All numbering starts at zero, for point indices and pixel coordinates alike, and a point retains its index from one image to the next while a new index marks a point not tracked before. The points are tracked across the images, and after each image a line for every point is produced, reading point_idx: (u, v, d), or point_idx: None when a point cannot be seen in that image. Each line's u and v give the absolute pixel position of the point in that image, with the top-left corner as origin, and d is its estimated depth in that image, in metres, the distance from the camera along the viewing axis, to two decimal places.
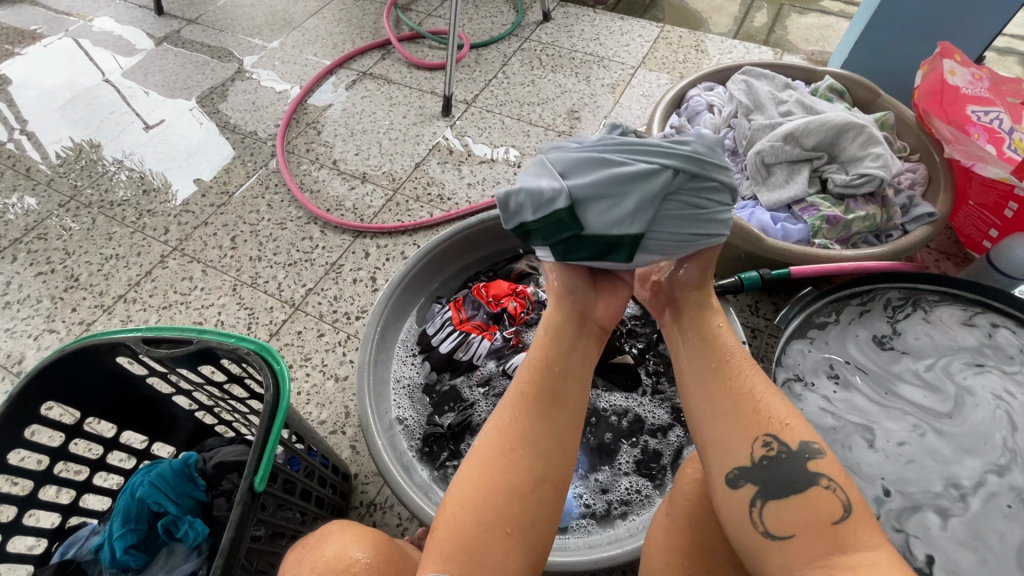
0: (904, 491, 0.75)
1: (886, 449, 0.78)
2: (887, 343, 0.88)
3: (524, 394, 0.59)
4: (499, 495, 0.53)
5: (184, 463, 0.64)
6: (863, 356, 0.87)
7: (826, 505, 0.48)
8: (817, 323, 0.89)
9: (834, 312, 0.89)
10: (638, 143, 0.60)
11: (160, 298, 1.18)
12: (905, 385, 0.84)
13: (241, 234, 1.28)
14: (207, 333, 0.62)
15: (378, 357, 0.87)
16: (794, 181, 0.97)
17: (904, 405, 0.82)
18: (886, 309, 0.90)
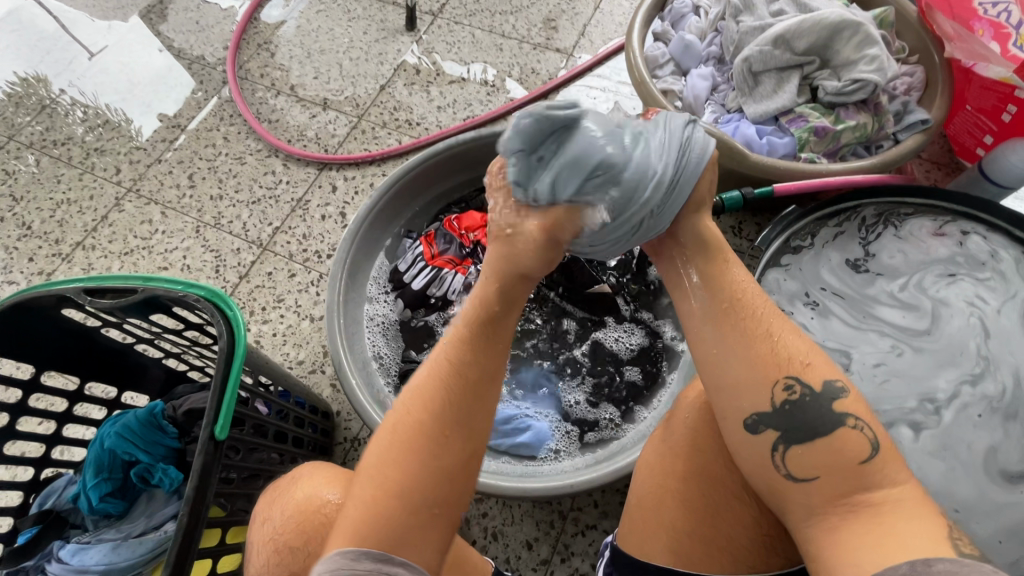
0: (876, 409, 0.76)
1: (861, 369, 0.78)
2: (860, 266, 0.87)
3: (441, 361, 0.49)
4: (402, 477, 0.46)
5: (150, 413, 0.62)
6: (838, 281, 0.85)
7: (847, 446, 0.45)
8: (792, 247, 0.86)
9: (809, 237, 0.87)
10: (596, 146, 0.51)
11: (120, 244, 1.13)
12: (882, 303, 0.83)
13: (199, 172, 1.20)
14: (154, 281, 0.58)
15: (348, 296, 0.84)
16: (782, 91, 0.91)
17: (883, 326, 0.81)
18: (858, 231, 0.88)
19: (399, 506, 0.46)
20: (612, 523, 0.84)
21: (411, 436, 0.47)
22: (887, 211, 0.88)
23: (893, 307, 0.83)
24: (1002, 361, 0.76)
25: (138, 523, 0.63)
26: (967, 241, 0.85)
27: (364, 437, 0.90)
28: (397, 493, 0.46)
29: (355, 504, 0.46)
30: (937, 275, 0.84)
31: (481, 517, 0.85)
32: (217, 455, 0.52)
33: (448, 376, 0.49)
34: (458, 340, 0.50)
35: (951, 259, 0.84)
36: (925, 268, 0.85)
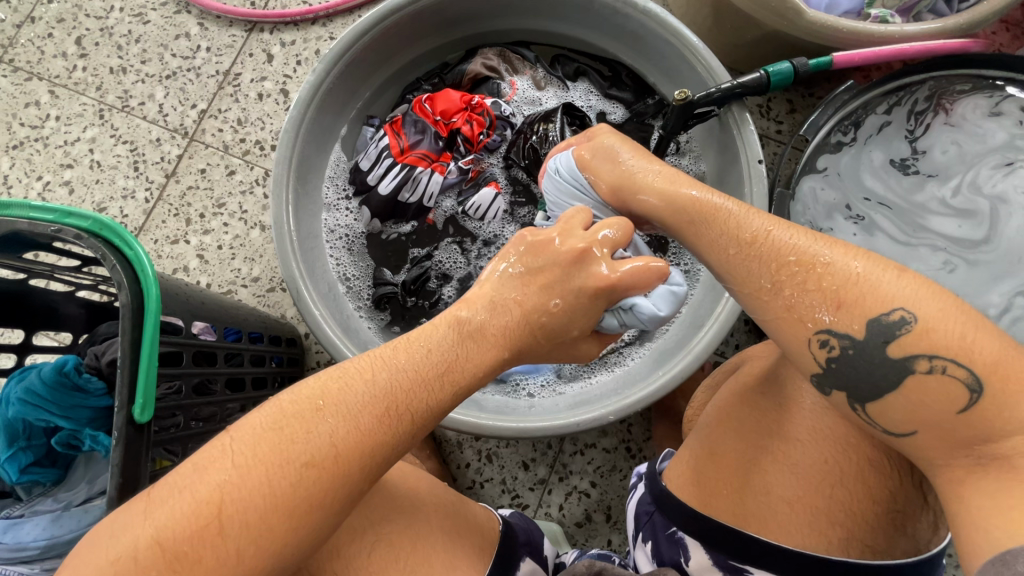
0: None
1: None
2: (909, 165, 0.74)
3: (377, 389, 0.37)
4: (248, 489, 0.33)
5: (60, 373, 0.50)
6: (881, 186, 0.73)
7: (929, 395, 0.37)
8: (832, 143, 0.73)
9: (852, 128, 0.73)
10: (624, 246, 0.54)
11: (6, 135, 0.90)
12: (932, 206, 0.72)
13: (88, 34, 0.93)
14: (12, 209, 0.42)
15: (300, 206, 0.67)
16: None
17: (935, 239, 0.71)
18: (910, 119, 0.73)
19: (222, 528, 0.33)
20: (613, 441, 0.80)
21: (286, 445, 0.34)
22: (946, 88, 0.72)
23: (945, 211, 0.72)
24: None
25: (78, 490, 0.54)
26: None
27: None
28: (233, 509, 0.33)
29: (164, 502, 0.33)
30: (1000, 167, 0.71)
31: (474, 441, 0.80)
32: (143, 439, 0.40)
33: (383, 404, 0.37)
34: (396, 376, 0.38)
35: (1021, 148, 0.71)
36: (987, 159, 0.72)
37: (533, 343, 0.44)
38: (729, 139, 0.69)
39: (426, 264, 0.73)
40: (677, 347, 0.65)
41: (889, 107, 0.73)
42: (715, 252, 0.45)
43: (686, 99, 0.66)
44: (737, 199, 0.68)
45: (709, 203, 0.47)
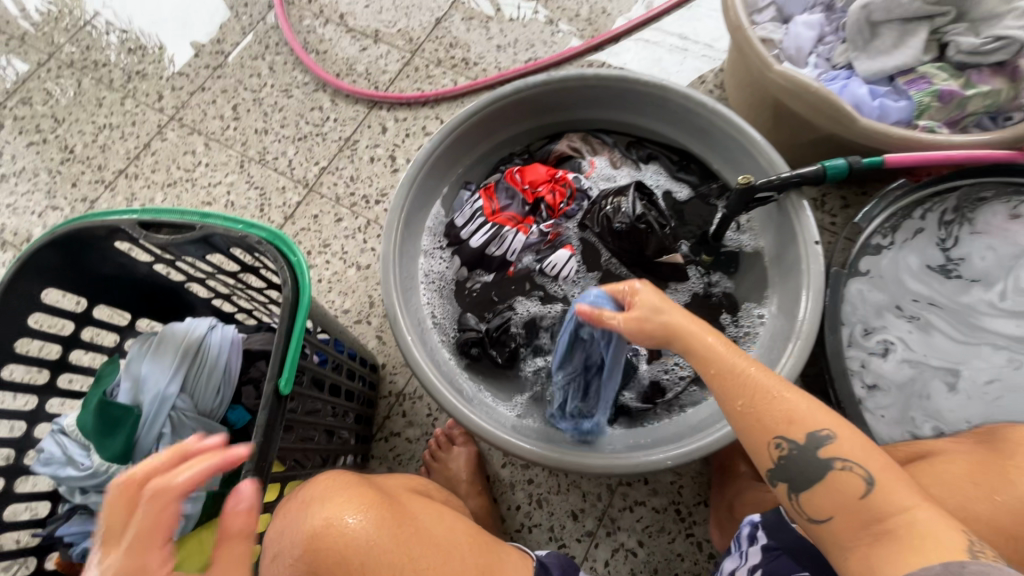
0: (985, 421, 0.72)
1: (969, 388, 0.73)
2: (950, 269, 0.77)
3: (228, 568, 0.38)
4: None
5: (206, 351, 0.59)
6: (927, 288, 0.76)
7: None
8: (871, 246, 0.75)
9: (890, 232, 0.76)
10: (189, 410, 0.57)
11: (163, 175, 1.09)
12: (983, 307, 0.76)
13: (244, 103, 1.14)
14: (212, 218, 0.53)
15: (404, 248, 0.79)
16: (904, 47, 0.78)
17: (991, 338, 0.75)
18: (940, 228, 0.77)
19: None
20: (663, 501, 0.81)
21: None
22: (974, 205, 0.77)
23: (1000, 312, 0.75)
24: None
25: (147, 442, 0.55)
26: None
27: (409, 393, 0.88)
28: None
29: None
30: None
31: (526, 483, 0.83)
32: (280, 409, 0.47)
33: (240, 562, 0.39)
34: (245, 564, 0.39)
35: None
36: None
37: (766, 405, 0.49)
38: (787, 222, 0.76)
39: (508, 316, 0.81)
40: None
41: (923, 213, 0.76)
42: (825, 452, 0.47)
43: (750, 184, 0.74)
44: (795, 273, 0.74)
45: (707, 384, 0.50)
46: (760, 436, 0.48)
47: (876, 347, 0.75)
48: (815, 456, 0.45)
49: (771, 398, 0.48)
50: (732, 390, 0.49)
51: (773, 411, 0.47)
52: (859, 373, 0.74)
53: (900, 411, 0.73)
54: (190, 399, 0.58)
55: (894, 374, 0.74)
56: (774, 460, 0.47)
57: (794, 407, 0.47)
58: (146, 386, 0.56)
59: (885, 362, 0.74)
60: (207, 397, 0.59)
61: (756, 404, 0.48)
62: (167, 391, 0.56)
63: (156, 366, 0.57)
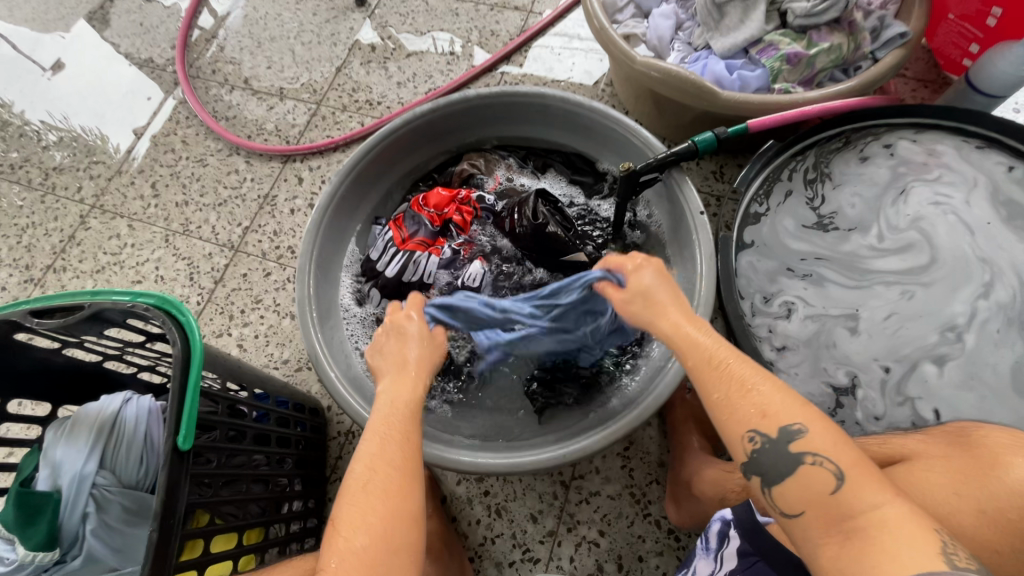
0: (896, 357, 0.69)
1: (871, 328, 0.71)
2: (826, 224, 0.79)
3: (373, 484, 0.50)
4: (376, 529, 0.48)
5: (125, 425, 0.60)
6: (810, 246, 0.77)
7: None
8: (752, 215, 0.79)
9: (763, 199, 0.80)
10: (116, 484, 0.59)
11: (90, 262, 1.10)
12: (865, 251, 0.76)
13: (162, 179, 1.17)
14: (101, 294, 0.55)
15: (320, 287, 0.82)
16: (749, 20, 0.84)
17: (885, 277, 0.73)
18: (807, 188, 0.82)
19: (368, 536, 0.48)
20: (615, 487, 0.83)
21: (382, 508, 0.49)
22: (829, 159, 0.83)
23: (885, 252, 0.76)
24: (1006, 275, 0.72)
25: (73, 522, 0.56)
26: (950, 158, 0.80)
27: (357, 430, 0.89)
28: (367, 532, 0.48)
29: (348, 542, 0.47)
30: (925, 195, 0.78)
31: (482, 496, 0.84)
32: (185, 463, 0.49)
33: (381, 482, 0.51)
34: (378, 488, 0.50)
35: (943, 179, 0.79)
36: (917, 185, 0.79)
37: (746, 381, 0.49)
38: (674, 199, 0.81)
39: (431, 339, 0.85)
40: (648, 382, 0.72)
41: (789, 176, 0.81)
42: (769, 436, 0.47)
43: (631, 170, 0.78)
44: (688, 247, 0.78)
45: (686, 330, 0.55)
46: (733, 429, 0.47)
47: (779, 310, 0.74)
48: (788, 449, 0.45)
49: (739, 393, 0.48)
50: (716, 377, 0.49)
51: (746, 401, 0.47)
52: (767, 337, 0.72)
53: (812, 365, 0.70)
54: (116, 474, 0.59)
55: (800, 332, 0.72)
56: (746, 453, 0.46)
57: (772, 398, 0.46)
58: (67, 471, 0.57)
59: (790, 323, 0.72)
60: (131, 469, 0.60)
61: (730, 398, 0.48)
62: (90, 472, 0.57)
63: (71, 450, 0.58)
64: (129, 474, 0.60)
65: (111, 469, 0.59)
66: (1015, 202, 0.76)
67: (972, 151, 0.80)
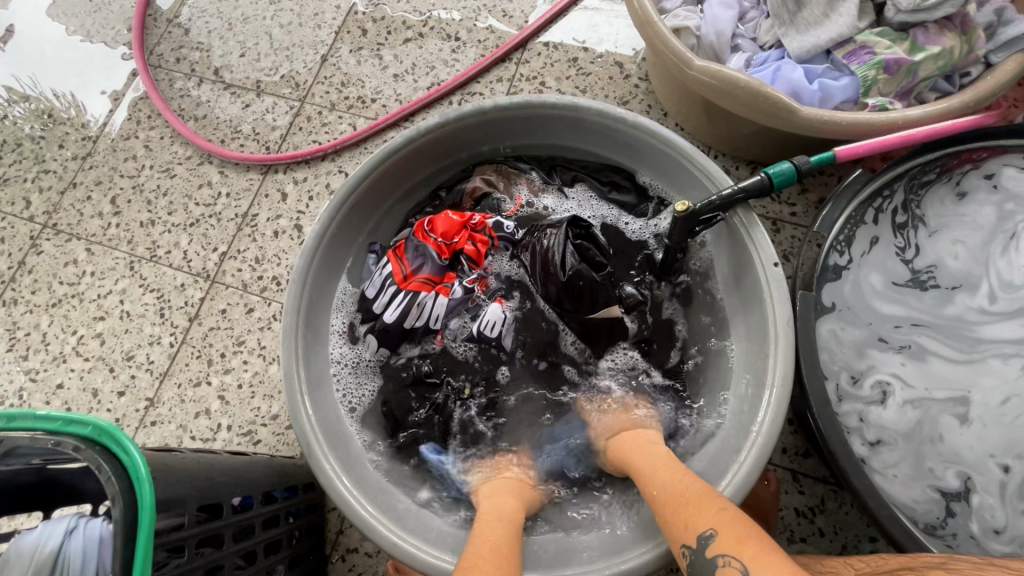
0: (1017, 453, 0.59)
1: (984, 415, 0.61)
2: (924, 280, 0.67)
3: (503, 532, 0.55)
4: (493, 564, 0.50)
5: (63, 562, 0.48)
6: (904, 308, 0.66)
7: None
8: (830, 268, 0.66)
9: (846, 247, 0.66)
10: None
11: (45, 294, 0.95)
12: (974, 315, 0.65)
13: (123, 193, 1.00)
14: (16, 421, 0.42)
15: (308, 347, 0.68)
16: (836, 14, 0.68)
17: (999, 349, 0.63)
18: (896, 235, 0.68)
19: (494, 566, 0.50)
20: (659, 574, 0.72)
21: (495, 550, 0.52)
22: (921, 198, 0.68)
23: (997, 316, 0.64)
24: None
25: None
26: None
27: None
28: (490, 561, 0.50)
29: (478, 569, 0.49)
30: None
31: None
32: None
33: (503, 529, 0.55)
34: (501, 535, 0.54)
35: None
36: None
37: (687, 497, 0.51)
38: (738, 241, 0.66)
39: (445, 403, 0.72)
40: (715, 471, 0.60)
41: (875, 215, 0.67)
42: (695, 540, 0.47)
43: (689, 210, 0.63)
44: (756, 303, 0.64)
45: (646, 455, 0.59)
46: (673, 547, 0.49)
47: (872, 393, 0.63)
48: (703, 556, 0.45)
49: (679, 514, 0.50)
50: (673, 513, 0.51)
51: (680, 518, 0.49)
52: (857, 429, 0.62)
53: (914, 465, 0.61)
54: None
55: (897, 423, 0.62)
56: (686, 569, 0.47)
57: (694, 507, 0.49)
58: None
59: (885, 411, 0.62)
60: None
61: (672, 526, 0.50)
62: None
63: None
64: None
65: None
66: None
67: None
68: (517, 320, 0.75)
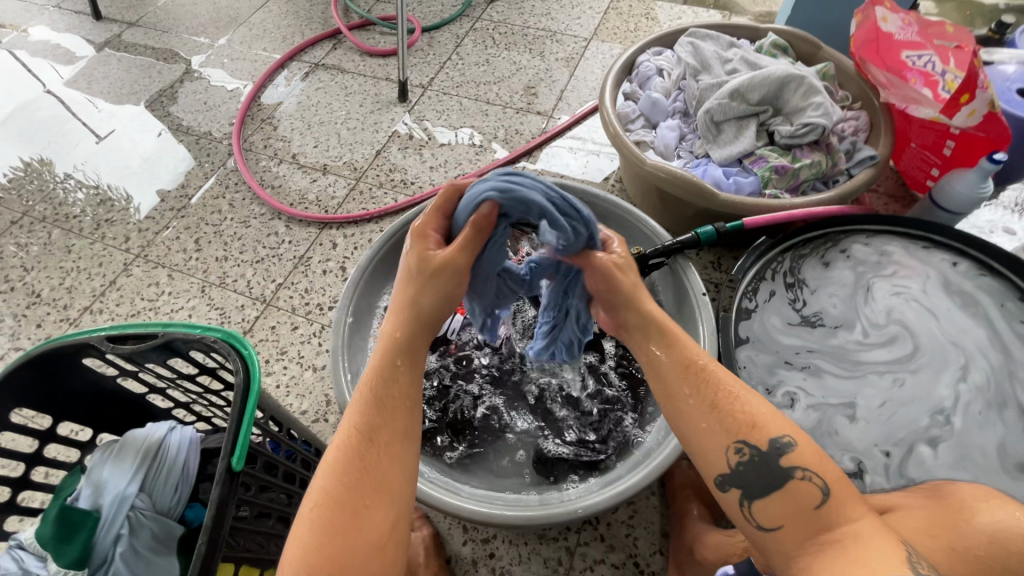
0: (894, 442, 0.77)
1: (867, 414, 0.80)
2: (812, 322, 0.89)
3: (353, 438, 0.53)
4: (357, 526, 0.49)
5: (162, 450, 0.64)
6: (804, 339, 0.88)
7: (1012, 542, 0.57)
8: (744, 309, 0.89)
9: (753, 295, 0.90)
10: (149, 508, 0.61)
11: (127, 307, 1.16)
12: (856, 344, 0.86)
13: (205, 236, 1.27)
14: (173, 326, 0.62)
15: (351, 342, 0.88)
16: (742, 136, 1.00)
17: (875, 367, 0.84)
18: (787, 291, 0.92)
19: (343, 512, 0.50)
20: (619, 556, 0.84)
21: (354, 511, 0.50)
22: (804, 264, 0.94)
23: (872, 345, 0.86)
24: (980, 359, 0.83)
25: (105, 544, 0.58)
26: (899, 256, 0.93)
27: None
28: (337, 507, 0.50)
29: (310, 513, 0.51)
30: (887, 289, 0.91)
31: (487, 558, 0.85)
32: (233, 486, 0.53)
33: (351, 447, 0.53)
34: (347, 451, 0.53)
35: (898, 274, 0.92)
36: (876, 281, 0.92)
37: (737, 408, 0.54)
38: (679, 282, 0.90)
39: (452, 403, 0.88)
40: (657, 442, 0.76)
41: (773, 274, 0.92)
42: (726, 434, 0.53)
43: (641, 253, 0.88)
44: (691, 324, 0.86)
45: (669, 329, 0.60)
46: (722, 439, 0.54)
47: (782, 400, 0.82)
48: (778, 464, 0.52)
49: (728, 401, 0.54)
50: (693, 384, 0.56)
51: (736, 414, 0.54)
52: None
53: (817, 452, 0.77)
54: (148, 499, 0.62)
55: (802, 422, 0.80)
56: (733, 464, 0.53)
57: (766, 416, 0.54)
58: (104, 491, 0.60)
59: (793, 413, 0.81)
60: (166, 495, 0.63)
61: (717, 422, 0.54)
62: (126, 492, 0.60)
63: (115, 470, 0.61)
64: (161, 500, 0.62)
65: (146, 492, 0.62)
66: (967, 293, 0.89)
67: (919, 248, 0.93)
68: (512, 340, 0.93)
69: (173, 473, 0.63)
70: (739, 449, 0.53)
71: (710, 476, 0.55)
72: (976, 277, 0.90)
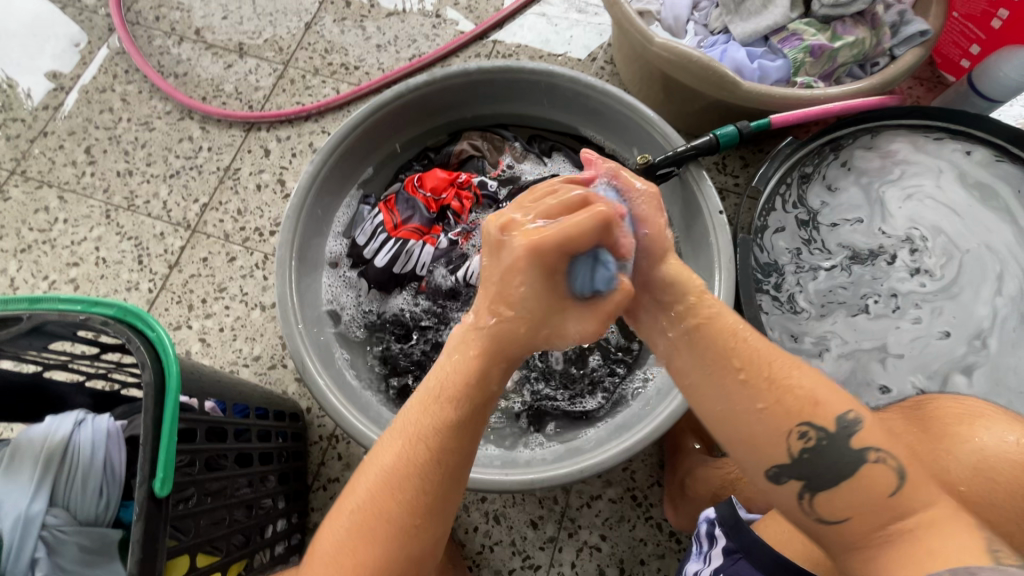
0: (926, 375, 0.73)
1: (899, 346, 0.74)
2: (835, 242, 0.79)
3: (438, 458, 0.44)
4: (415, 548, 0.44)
5: (69, 452, 0.50)
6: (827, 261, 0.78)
7: None
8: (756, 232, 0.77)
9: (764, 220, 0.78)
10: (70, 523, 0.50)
11: (13, 240, 0.94)
12: (888, 265, 0.78)
13: (98, 143, 1.01)
14: (44, 301, 0.46)
15: (301, 282, 0.72)
16: (773, 6, 0.80)
17: (906, 292, 0.76)
18: (801, 229, 0.80)
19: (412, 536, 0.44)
20: (618, 492, 0.80)
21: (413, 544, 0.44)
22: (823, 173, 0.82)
23: (905, 266, 0.78)
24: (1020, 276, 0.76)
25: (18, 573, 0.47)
26: (906, 153, 0.81)
27: (340, 434, 0.82)
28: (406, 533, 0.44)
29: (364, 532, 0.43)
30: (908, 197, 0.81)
31: (480, 503, 0.80)
32: (161, 510, 0.42)
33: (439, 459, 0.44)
34: (427, 477, 0.44)
35: (907, 175, 0.81)
36: (886, 190, 0.81)
37: (805, 392, 0.42)
38: (690, 194, 0.76)
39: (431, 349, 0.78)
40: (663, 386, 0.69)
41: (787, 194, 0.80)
42: (784, 415, 0.42)
43: (647, 163, 0.73)
44: (705, 247, 0.74)
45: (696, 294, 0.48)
46: (781, 424, 0.42)
47: (811, 346, 0.75)
48: (848, 447, 0.42)
49: (783, 373, 0.43)
50: (742, 354, 0.43)
51: (792, 392, 0.42)
52: None
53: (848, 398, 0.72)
54: (65, 511, 0.50)
55: (834, 372, 0.74)
56: (795, 452, 0.42)
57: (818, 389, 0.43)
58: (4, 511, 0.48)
59: (821, 357, 0.74)
60: (89, 502, 0.51)
61: (772, 403, 0.42)
62: (31, 510, 0.48)
63: (13, 483, 0.49)
64: (84, 508, 0.51)
65: (61, 503, 0.50)
66: (984, 184, 0.80)
67: (929, 140, 0.81)
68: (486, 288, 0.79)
69: (93, 476, 0.51)
70: (815, 436, 0.41)
71: (761, 466, 0.43)
72: (993, 164, 0.80)
